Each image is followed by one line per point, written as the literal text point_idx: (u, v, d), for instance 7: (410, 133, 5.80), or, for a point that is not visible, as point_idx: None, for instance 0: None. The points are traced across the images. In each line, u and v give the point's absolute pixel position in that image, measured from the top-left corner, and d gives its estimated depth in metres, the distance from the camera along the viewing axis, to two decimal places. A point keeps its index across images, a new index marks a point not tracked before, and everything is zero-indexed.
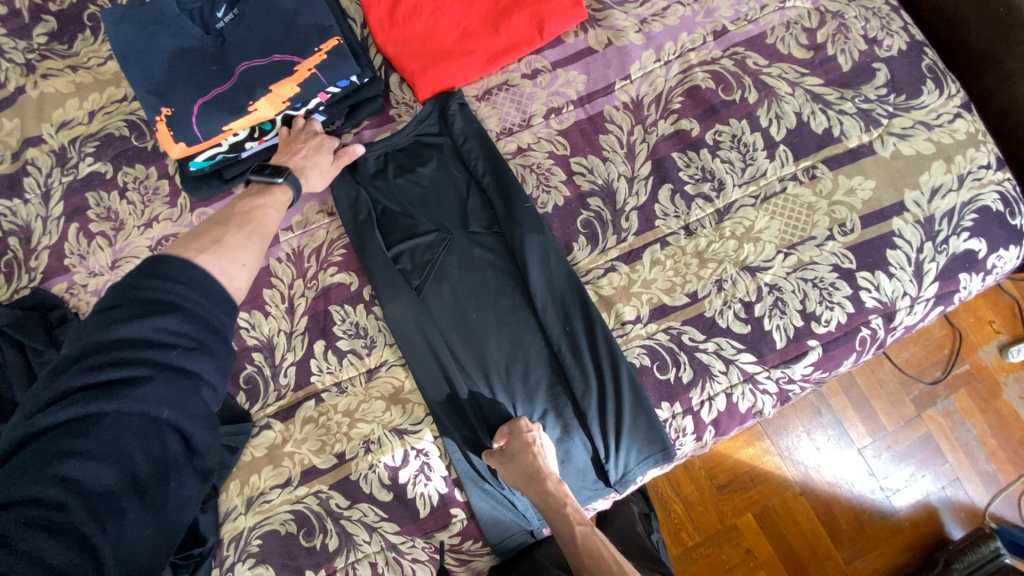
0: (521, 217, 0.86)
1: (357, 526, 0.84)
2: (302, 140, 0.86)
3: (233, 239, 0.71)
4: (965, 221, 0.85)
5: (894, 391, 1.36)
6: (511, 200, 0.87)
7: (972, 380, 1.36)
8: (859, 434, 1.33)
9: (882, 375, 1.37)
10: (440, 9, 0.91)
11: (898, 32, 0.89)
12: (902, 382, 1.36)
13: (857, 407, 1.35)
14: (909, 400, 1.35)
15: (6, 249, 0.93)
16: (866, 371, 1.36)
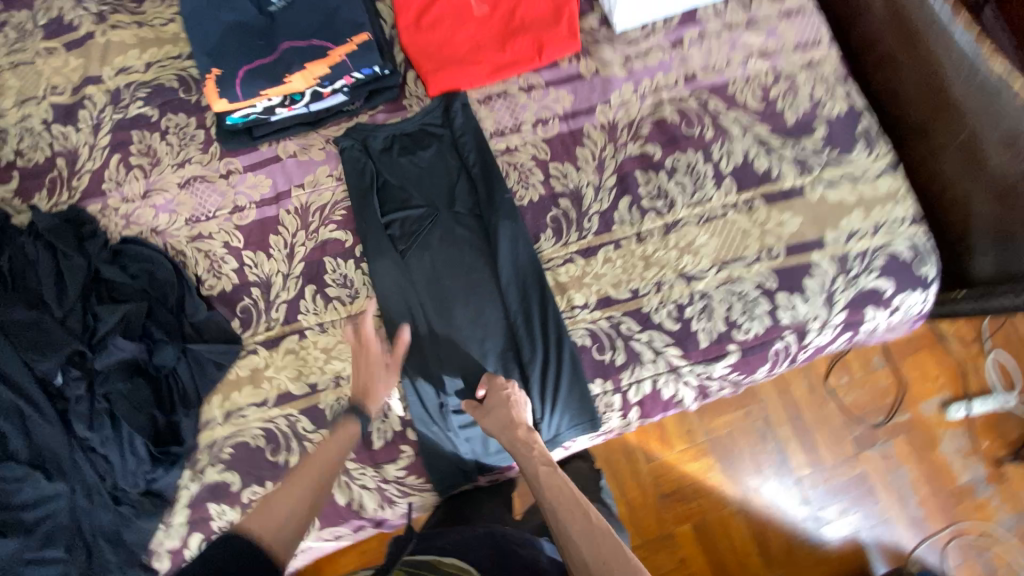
0: (500, 204, 1.01)
1: (316, 449, 0.96)
2: (369, 366, 0.91)
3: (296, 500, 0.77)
4: (875, 262, 0.99)
5: (835, 428, 1.48)
6: (494, 190, 1.02)
7: (912, 430, 1.47)
8: (800, 465, 1.45)
9: (828, 412, 1.49)
10: (458, 23, 1.07)
11: (842, 98, 1.04)
12: (845, 422, 1.48)
13: (801, 439, 1.47)
14: (851, 439, 1.47)
15: (54, 167, 1.07)
16: (813, 405, 1.48)
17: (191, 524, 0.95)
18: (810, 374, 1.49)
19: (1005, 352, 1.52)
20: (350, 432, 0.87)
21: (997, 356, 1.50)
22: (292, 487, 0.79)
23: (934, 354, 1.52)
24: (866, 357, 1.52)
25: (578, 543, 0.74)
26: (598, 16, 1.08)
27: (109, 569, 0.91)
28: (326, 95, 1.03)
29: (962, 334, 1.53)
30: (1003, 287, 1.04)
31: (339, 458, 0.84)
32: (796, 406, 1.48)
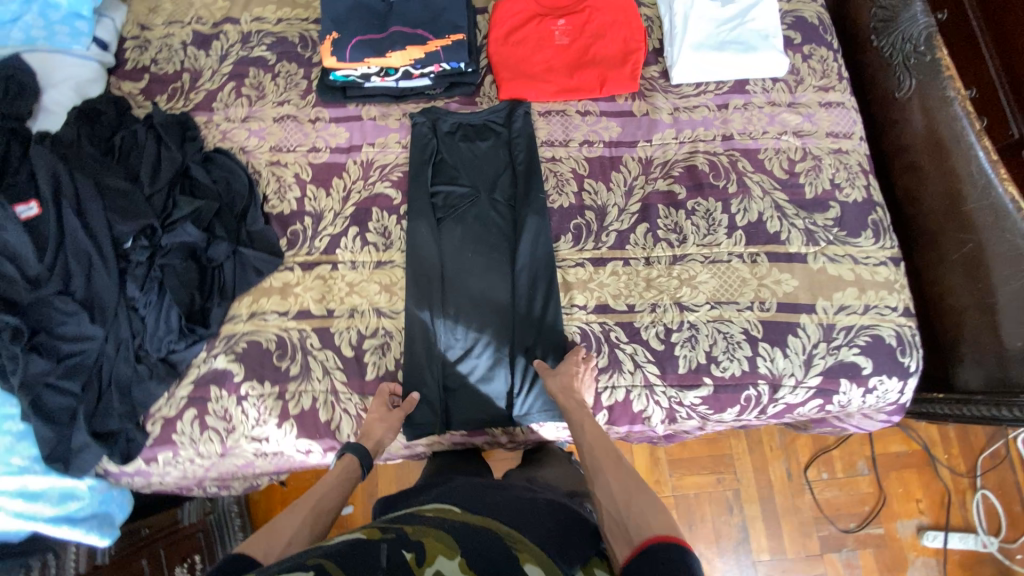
0: (533, 201, 1.14)
1: (317, 365, 1.07)
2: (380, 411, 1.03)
3: (284, 519, 0.83)
4: (858, 339, 1.06)
5: (804, 522, 1.66)
6: (532, 188, 1.15)
7: (882, 544, 1.64)
8: (759, 547, 1.64)
9: (800, 505, 1.67)
10: (540, 47, 1.24)
11: (860, 188, 1.14)
12: (815, 518, 1.66)
13: (767, 522, 1.66)
14: (816, 537, 1.65)
15: (179, 80, 1.28)
16: (788, 494, 1.68)
17: (191, 399, 1.06)
18: (790, 459, 1.70)
19: (991, 493, 1.66)
20: (346, 464, 0.95)
21: (985, 494, 1.66)
22: (294, 515, 0.85)
23: (920, 475, 1.69)
24: (851, 461, 1.70)
25: (595, 449, 0.90)
26: (660, 68, 1.24)
27: (110, 415, 1.01)
28: (415, 74, 1.21)
29: (956, 467, 1.69)
30: (981, 398, 1.08)
31: (340, 496, 0.91)
32: (771, 489, 1.68)
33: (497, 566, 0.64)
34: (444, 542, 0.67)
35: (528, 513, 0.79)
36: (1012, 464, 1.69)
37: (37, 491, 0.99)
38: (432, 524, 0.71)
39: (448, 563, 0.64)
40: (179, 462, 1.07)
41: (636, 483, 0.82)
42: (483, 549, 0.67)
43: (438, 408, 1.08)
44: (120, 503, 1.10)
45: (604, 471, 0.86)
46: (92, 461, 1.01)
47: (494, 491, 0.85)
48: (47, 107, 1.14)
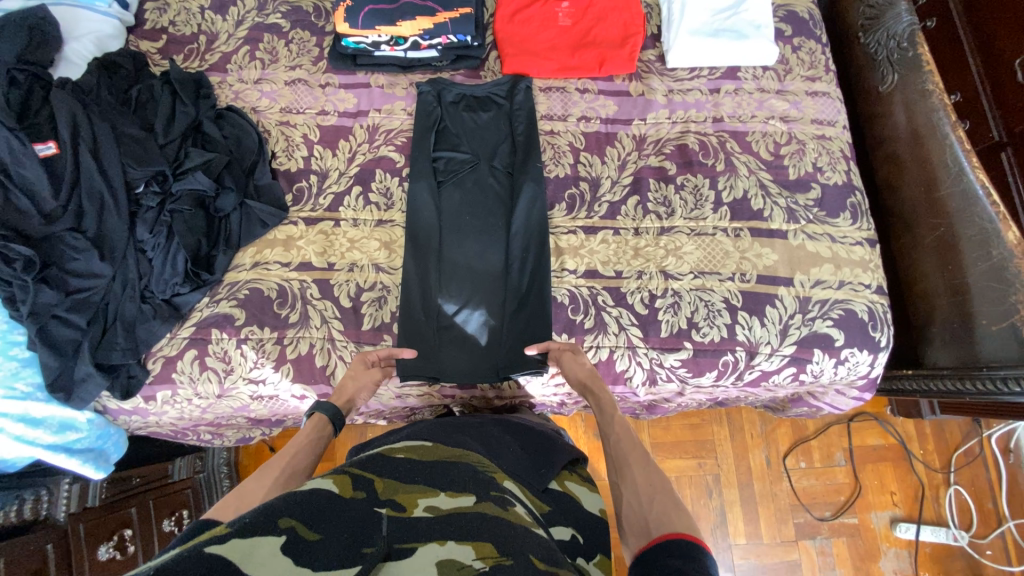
0: (530, 169, 1.19)
1: (315, 314, 1.12)
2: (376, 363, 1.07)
3: (250, 482, 0.79)
4: (832, 312, 1.11)
5: (781, 509, 1.71)
6: (530, 157, 1.20)
7: (855, 533, 1.69)
8: (737, 532, 1.68)
9: (778, 492, 1.72)
10: (544, 26, 1.29)
11: (841, 172, 1.20)
12: (792, 505, 1.71)
13: (745, 507, 1.71)
14: (793, 524, 1.70)
15: (196, 42, 1.33)
16: (766, 482, 1.73)
17: (191, 340, 1.11)
18: (770, 448, 1.75)
19: (963, 488, 1.71)
20: (317, 423, 0.92)
21: (957, 490, 1.71)
22: (267, 480, 0.80)
23: (895, 469, 1.74)
24: (829, 452, 1.75)
25: (622, 442, 0.87)
26: (657, 53, 1.30)
27: (113, 349, 1.05)
28: (424, 45, 1.26)
29: (932, 463, 1.74)
30: (947, 373, 1.14)
31: (313, 456, 0.88)
32: (750, 476, 1.73)
33: (482, 489, 0.69)
34: (417, 489, 0.67)
35: (501, 444, 0.88)
36: (986, 462, 1.74)
37: (38, 418, 1.02)
38: (404, 473, 0.70)
39: (434, 500, 0.66)
40: (177, 401, 1.12)
41: (661, 479, 0.78)
42: (465, 478, 0.70)
43: (431, 362, 1.11)
44: (115, 442, 1.14)
45: (632, 466, 0.82)
46: (93, 392, 1.04)
47: (461, 429, 0.89)
48: (67, 58, 1.19)
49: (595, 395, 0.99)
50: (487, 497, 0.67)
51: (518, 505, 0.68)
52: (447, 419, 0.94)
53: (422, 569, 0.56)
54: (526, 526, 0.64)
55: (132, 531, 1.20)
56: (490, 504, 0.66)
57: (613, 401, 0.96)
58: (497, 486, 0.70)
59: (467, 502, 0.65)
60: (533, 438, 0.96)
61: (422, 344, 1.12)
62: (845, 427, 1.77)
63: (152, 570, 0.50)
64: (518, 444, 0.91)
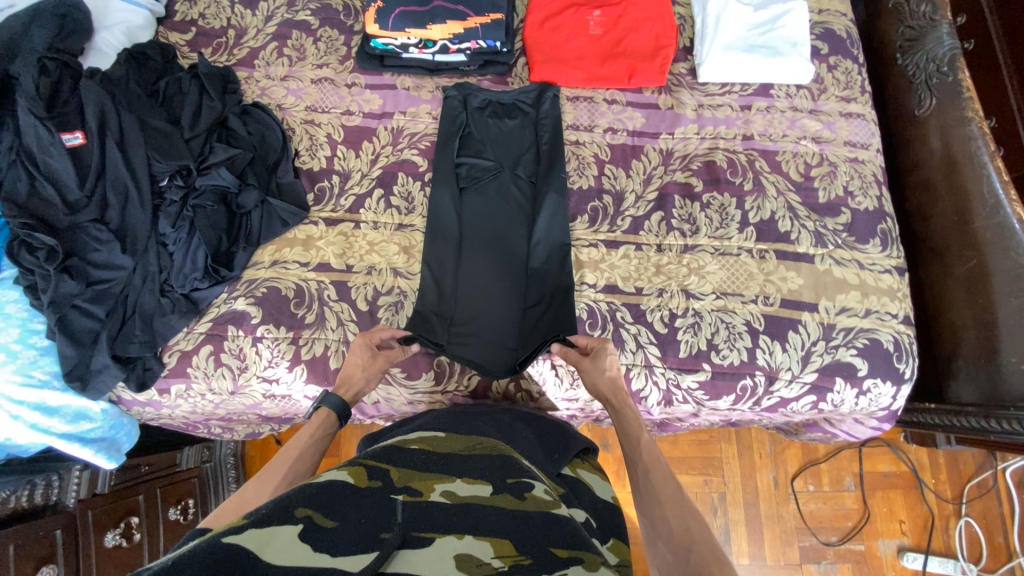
0: (554, 180, 1.18)
1: (332, 316, 1.11)
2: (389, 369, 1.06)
3: (249, 486, 0.75)
4: (856, 341, 1.09)
5: (787, 531, 1.68)
6: (554, 167, 1.19)
7: (861, 560, 1.66)
8: (739, 551, 1.66)
9: (784, 514, 1.70)
10: (574, 35, 1.27)
11: (872, 197, 1.17)
12: (798, 528, 1.69)
13: (749, 527, 1.68)
14: (798, 546, 1.67)
15: (224, 36, 1.32)
16: (772, 502, 1.70)
17: (208, 335, 1.11)
18: (778, 468, 1.73)
19: (974, 520, 1.68)
20: (321, 420, 0.88)
21: (968, 522, 1.67)
22: (269, 482, 0.76)
23: (905, 496, 1.71)
24: (839, 476, 1.72)
25: (655, 480, 0.79)
26: (688, 66, 1.28)
27: (131, 342, 1.06)
28: (452, 49, 1.24)
29: (943, 493, 1.71)
30: (972, 409, 1.11)
31: (318, 455, 0.84)
32: (756, 495, 1.71)
33: (499, 478, 0.68)
34: (435, 473, 0.67)
35: (515, 430, 0.89)
36: (999, 495, 1.70)
37: (54, 406, 1.03)
38: (421, 461, 0.69)
39: (451, 485, 0.65)
40: (190, 396, 1.12)
41: (699, 525, 0.71)
42: (482, 465, 0.69)
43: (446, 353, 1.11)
44: (127, 432, 1.15)
45: (664, 506, 0.75)
46: (109, 383, 1.04)
47: (473, 419, 0.88)
48: (98, 48, 1.19)
49: (618, 412, 0.94)
50: (503, 488, 0.66)
51: (537, 490, 0.67)
52: (459, 408, 0.95)
53: (443, 561, 0.54)
54: (546, 513, 0.63)
55: (139, 519, 1.21)
56: (508, 496, 0.64)
57: (641, 425, 0.89)
58: (514, 471, 0.69)
59: (484, 492, 0.64)
60: (544, 427, 0.96)
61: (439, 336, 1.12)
62: (857, 452, 1.74)
63: (171, 562, 0.49)
64: (529, 432, 0.91)
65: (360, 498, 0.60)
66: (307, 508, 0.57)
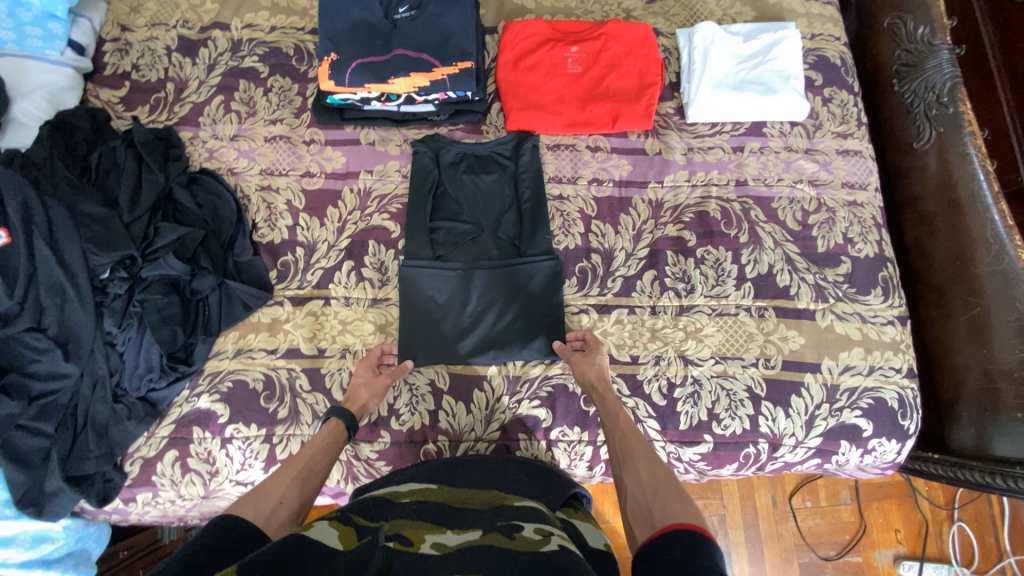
0: (536, 248, 1.09)
1: (307, 408, 1.03)
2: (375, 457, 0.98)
3: (271, 481, 0.79)
4: (861, 401, 1.04)
5: (787, 548, 1.49)
6: (536, 231, 1.10)
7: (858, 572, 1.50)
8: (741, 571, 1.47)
9: (783, 532, 1.50)
10: (551, 75, 1.17)
11: (873, 243, 1.11)
12: (797, 545, 1.50)
13: (749, 547, 1.49)
14: (798, 563, 1.49)
15: (163, 90, 1.19)
16: (771, 521, 1.50)
17: (171, 439, 1.01)
18: (776, 487, 1.52)
19: (968, 527, 1.51)
20: (333, 427, 0.93)
21: (961, 527, 1.51)
22: (284, 479, 0.80)
23: (900, 504, 1.53)
24: (835, 489, 1.54)
25: (627, 438, 0.85)
26: (675, 104, 1.19)
27: (85, 458, 0.95)
28: (418, 100, 1.13)
29: (935, 498, 1.54)
30: (978, 463, 1.07)
31: (328, 461, 0.88)
32: (755, 515, 1.50)
33: (490, 523, 0.65)
34: (424, 525, 0.64)
35: (507, 475, 0.84)
36: (988, 495, 1.54)
37: (8, 536, 0.94)
38: (409, 513, 0.66)
39: (441, 536, 0.62)
40: (158, 503, 1.03)
41: (665, 473, 0.76)
42: (474, 515, 0.67)
43: (428, 331, 1.06)
44: (97, 538, 1.05)
45: (633, 458, 0.81)
46: (67, 505, 0.95)
47: (465, 467, 0.85)
48: (17, 119, 1.06)
49: (602, 400, 0.95)
50: (492, 529, 0.63)
51: (527, 530, 0.64)
52: (449, 460, 0.90)
53: None
54: (536, 552, 0.59)
55: None
56: (498, 537, 0.62)
57: (618, 398, 0.94)
58: (504, 516, 0.66)
59: (474, 537, 0.62)
60: (537, 470, 0.90)
61: (426, 318, 1.07)
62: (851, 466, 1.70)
63: None
64: (520, 474, 0.86)
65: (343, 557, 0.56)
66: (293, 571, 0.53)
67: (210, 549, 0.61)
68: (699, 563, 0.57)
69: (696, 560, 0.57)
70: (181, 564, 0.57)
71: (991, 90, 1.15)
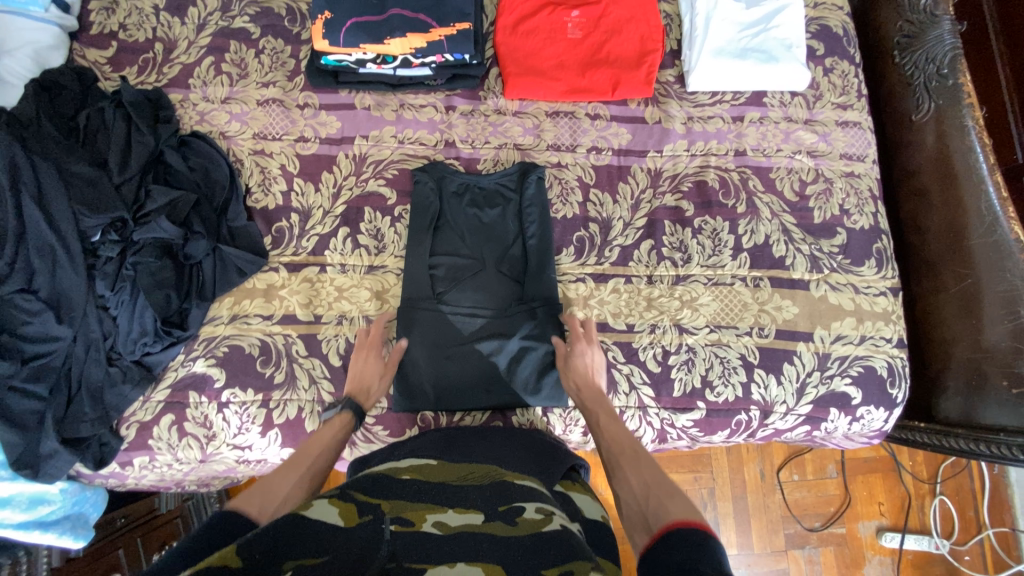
0: (542, 292, 1.05)
1: (303, 373, 1.03)
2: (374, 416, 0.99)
3: (277, 476, 0.77)
4: (851, 369, 1.06)
5: (773, 520, 1.52)
6: (543, 273, 1.06)
7: (843, 542, 1.52)
8: (728, 541, 1.49)
9: (770, 504, 1.52)
10: (550, 41, 1.14)
11: (869, 215, 1.12)
12: (783, 516, 1.52)
13: (737, 518, 1.51)
14: (783, 534, 1.51)
15: (151, 50, 1.15)
16: (759, 493, 1.52)
17: (167, 404, 1.01)
18: (764, 460, 1.54)
19: (949, 499, 1.55)
20: (345, 419, 0.91)
21: (942, 500, 1.54)
22: (292, 473, 0.78)
23: (885, 479, 1.55)
24: (822, 463, 1.56)
25: (613, 443, 0.84)
26: (676, 72, 1.17)
27: (80, 421, 0.95)
28: (415, 63, 1.10)
29: (919, 472, 1.56)
30: (961, 430, 1.08)
31: (337, 451, 0.86)
32: (743, 489, 1.52)
33: (492, 505, 0.65)
34: (426, 505, 0.63)
35: (507, 449, 0.84)
36: (970, 470, 1.57)
37: (4, 497, 0.94)
38: (410, 492, 0.66)
39: (443, 516, 0.62)
40: (155, 466, 1.03)
41: (654, 475, 0.75)
42: (475, 494, 0.67)
43: (428, 379, 1.02)
44: (94, 503, 1.05)
45: (622, 467, 0.79)
46: (64, 467, 0.95)
47: (466, 441, 0.85)
48: (2, 78, 1.02)
49: (588, 409, 0.94)
50: (496, 515, 0.63)
51: (529, 510, 0.64)
52: (450, 429, 0.91)
53: None
54: (537, 534, 0.59)
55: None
56: (500, 523, 0.62)
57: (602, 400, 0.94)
58: (506, 497, 0.66)
59: (476, 520, 0.62)
60: (535, 438, 0.90)
61: (428, 357, 1.03)
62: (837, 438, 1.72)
63: None
64: (521, 445, 0.87)
65: (341, 539, 0.56)
66: (291, 550, 0.54)
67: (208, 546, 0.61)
68: (697, 561, 0.56)
69: (691, 558, 0.56)
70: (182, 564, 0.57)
71: (988, 63, 1.15)
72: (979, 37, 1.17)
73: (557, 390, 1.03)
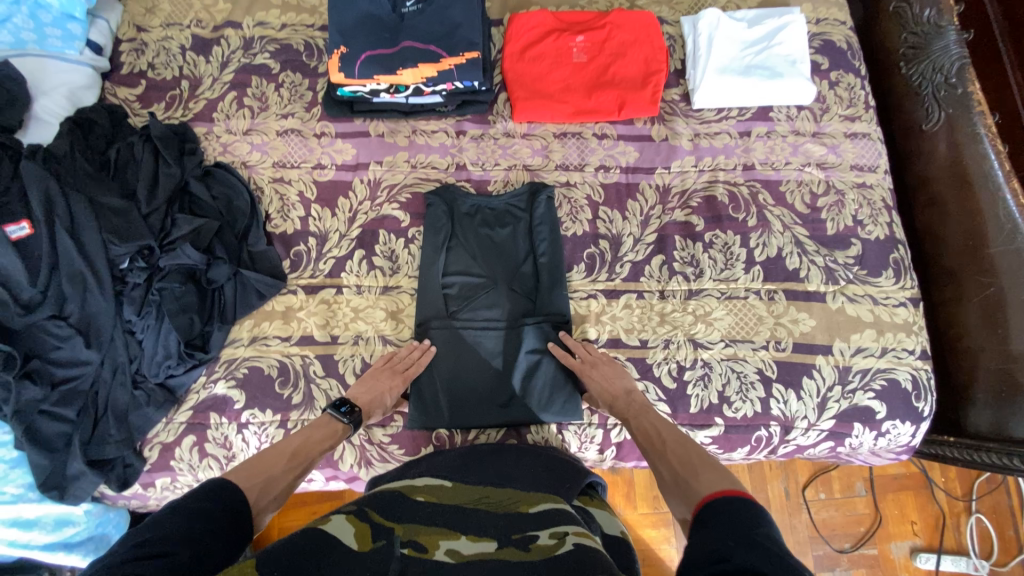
0: (552, 305, 1.07)
1: (321, 394, 1.04)
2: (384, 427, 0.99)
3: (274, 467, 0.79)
4: (874, 382, 1.03)
5: (800, 542, 1.46)
6: (553, 288, 1.07)
7: (876, 564, 1.45)
8: None
9: (796, 523, 1.47)
10: (556, 65, 1.18)
11: (883, 225, 1.11)
12: (811, 537, 1.46)
13: None
14: (812, 556, 1.45)
15: (178, 87, 1.22)
16: (784, 512, 1.47)
17: (189, 425, 1.04)
18: (789, 478, 1.49)
19: (987, 518, 1.47)
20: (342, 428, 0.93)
21: (979, 519, 1.47)
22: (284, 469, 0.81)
23: (917, 497, 1.49)
24: (849, 480, 1.50)
25: (648, 438, 0.86)
26: (681, 91, 1.19)
27: (106, 443, 0.97)
28: (426, 91, 1.15)
29: (953, 489, 1.49)
30: (993, 444, 1.04)
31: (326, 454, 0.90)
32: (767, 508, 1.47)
33: (505, 533, 0.65)
34: (439, 529, 0.64)
35: (520, 468, 0.83)
36: (1007, 486, 1.49)
37: (32, 519, 0.96)
38: (424, 515, 0.66)
39: (455, 543, 0.62)
40: (177, 488, 1.04)
41: (692, 460, 0.77)
42: (488, 520, 0.67)
43: (441, 397, 1.03)
44: (116, 524, 1.07)
45: (661, 455, 0.82)
46: (89, 488, 0.97)
47: (479, 459, 0.84)
48: (40, 118, 1.09)
49: (617, 407, 0.94)
50: (509, 543, 0.63)
51: (543, 537, 0.63)
52: (464, 447, 0.91)
53: None
54: (551, 561, 0.59)
55: None
56: (513, 551, 0.61)
57: (631, 397, 0.95)
58: (519, 524, 0.66)
59: (489, 548, 0.61)
60: (549, 456, 0.89)
61: (440, 374, 1.03)
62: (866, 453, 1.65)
63: None
64: (534, 464, 0.85)
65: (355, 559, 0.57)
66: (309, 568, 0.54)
67: (212, 532, 0.62)
68: (726, 532, 0.58)
69: (720, 530, 0.58)
70: (190, 550, 0.58)
71: (998, 70, 1.15)
72: (985, 46, 1.17)
73: (570, 406, 1.02)
